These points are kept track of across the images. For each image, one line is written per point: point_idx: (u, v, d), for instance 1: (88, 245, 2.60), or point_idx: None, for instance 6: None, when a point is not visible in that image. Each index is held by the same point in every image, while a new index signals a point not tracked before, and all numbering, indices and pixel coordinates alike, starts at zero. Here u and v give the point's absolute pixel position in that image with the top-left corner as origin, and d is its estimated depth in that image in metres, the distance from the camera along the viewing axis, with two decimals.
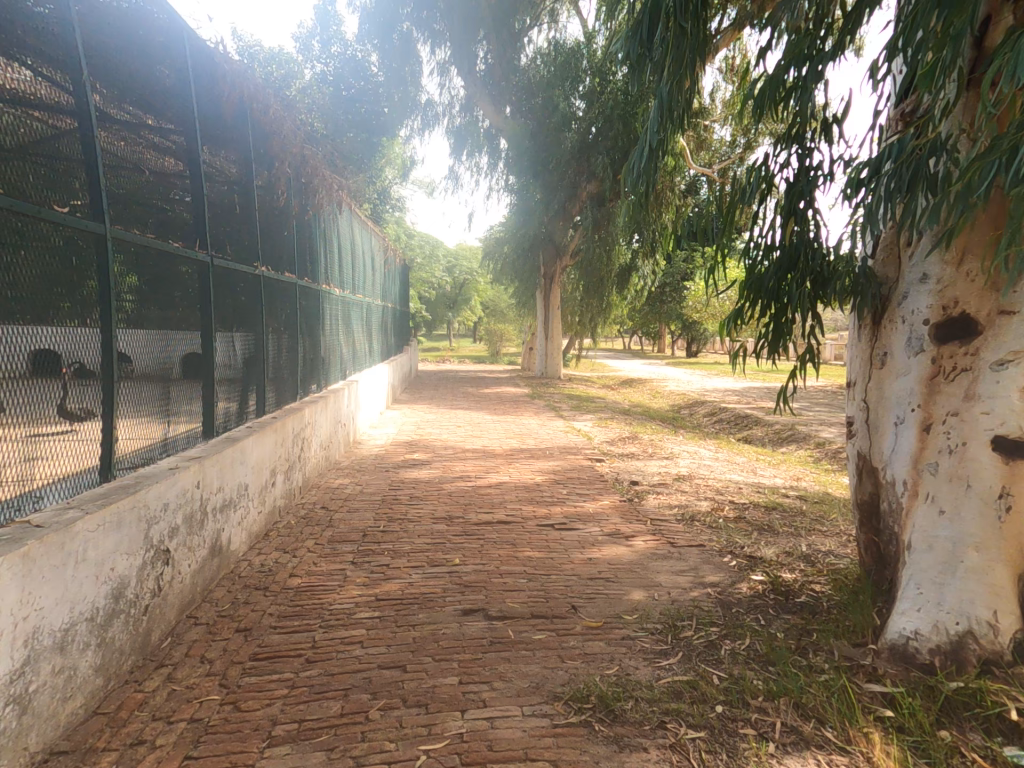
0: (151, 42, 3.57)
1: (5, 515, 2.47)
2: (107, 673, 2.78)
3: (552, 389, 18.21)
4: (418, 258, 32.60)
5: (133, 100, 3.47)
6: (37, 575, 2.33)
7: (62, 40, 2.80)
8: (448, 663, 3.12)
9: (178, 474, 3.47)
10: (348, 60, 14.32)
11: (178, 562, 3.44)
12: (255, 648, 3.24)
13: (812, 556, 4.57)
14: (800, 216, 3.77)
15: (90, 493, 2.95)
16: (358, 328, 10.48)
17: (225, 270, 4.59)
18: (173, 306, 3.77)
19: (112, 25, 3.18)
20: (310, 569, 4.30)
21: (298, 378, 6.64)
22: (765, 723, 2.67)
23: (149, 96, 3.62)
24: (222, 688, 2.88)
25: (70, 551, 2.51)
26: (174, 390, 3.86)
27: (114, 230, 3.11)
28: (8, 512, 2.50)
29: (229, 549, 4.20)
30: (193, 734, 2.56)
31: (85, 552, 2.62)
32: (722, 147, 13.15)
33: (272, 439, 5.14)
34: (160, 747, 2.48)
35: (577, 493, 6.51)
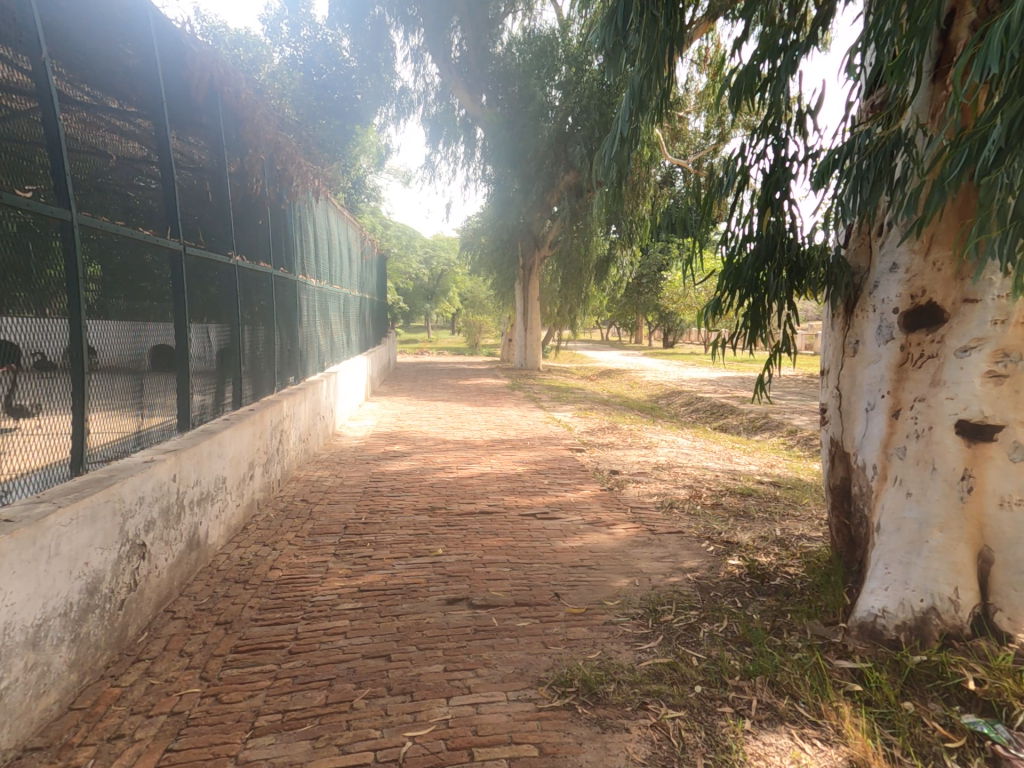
0: (115, 22, 3.46)
1: None
2: (82, 669, 2.73)
3: (533, 380, 18.28)
4: (396, 249, 32.32)
5: (97, 81, 3.34)
6: (8, 570, 2.27)
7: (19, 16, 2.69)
8: (433, 652, 3.14)
9: (153, 467, 3.40)
10: (319, 44, 12.26)
11: (154, 556, 3.37)
12: (237, 640, 3.21)
13: (786, 540, 4.69)
14: (776, 207, 3.81)
15: (61, 487, 2.88)
16: (336, 319, 10.35)
17: (198, 259, 4.49)
18: (141, 296, 3.67)
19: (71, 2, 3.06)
20: (291, 561, 4.27)
21: (275, 370, 6.53)
22: (741, 701, 2.75)
23: (114, 78, 3.50)
24: (203, 681, 2.85)
25: (42, 546, 2.46)
26: (148, 382, 3.78)
27: (76, 216, 3.00)
28: None
29: (207, 542, 4.14)
30: (173, 727, 2.53)
31: (58, 546, 2.56)
32: (697, 138, 13.26)
33: (249, 431, 5.06)
34: (139, 740, 2.45)
35: (558, 482, 6.57)
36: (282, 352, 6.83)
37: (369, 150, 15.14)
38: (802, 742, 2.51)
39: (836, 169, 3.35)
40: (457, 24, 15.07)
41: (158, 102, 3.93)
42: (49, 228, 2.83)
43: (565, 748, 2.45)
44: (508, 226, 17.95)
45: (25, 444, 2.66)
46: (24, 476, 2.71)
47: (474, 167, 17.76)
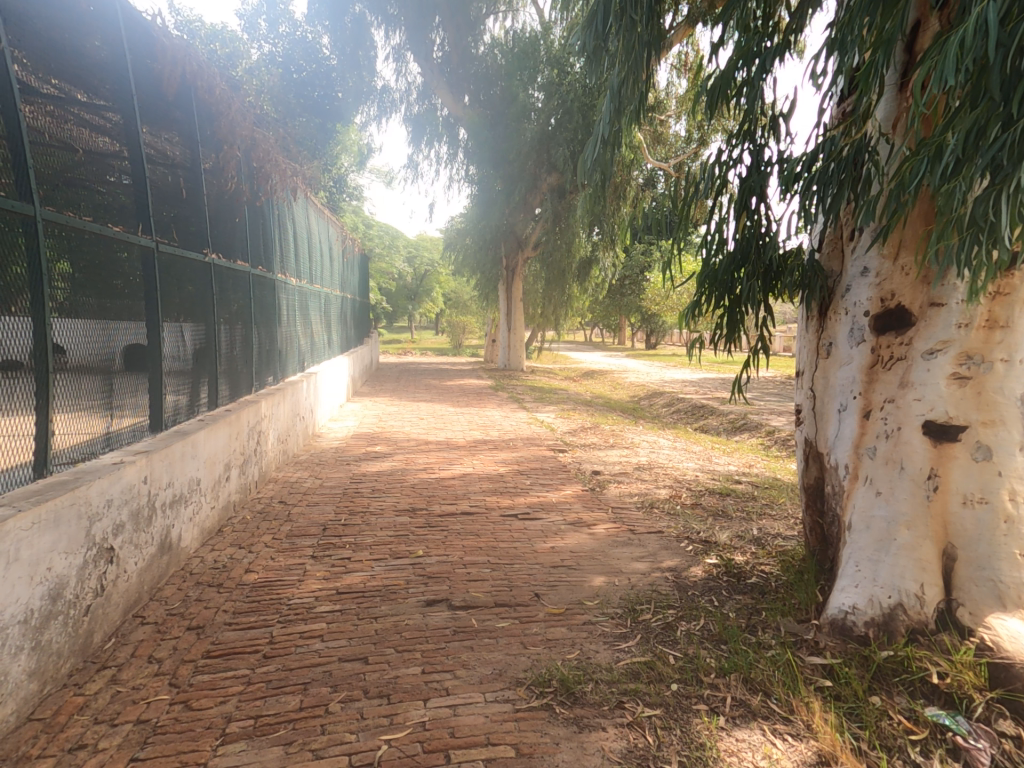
0: (79, 12, 3.36)
1: None
2: (43, 678, 2.65)
3: (516, 381, 18.29)
4: (379, 248, 32.19)
5: (63, 73, 3.26)
6: None
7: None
8: (411, 654, 3.12)
9: (124, 468, 3.33)
10: (299, 41, 12.00)
11: (123, 560, 3.30)
12: (209, 645, 3.16)
13: (762, 539, 4.76)
14: (752, 211, 3.87)
15: (24, 490, 2.81)
16: (316, 318, 10.23)
17: (172, 257, 4.39)
18: (111, 294, 3.58)
19: None
20: (268, 564, 4.21)
21: (253, 369, 6.42)
22: (716, 698, 2.79)
23: (81, 71, 3.41)
24: (172, 687, 2.80)
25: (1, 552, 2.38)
26: (118, 382, 3.69)
27: (41, 211, 2.92)
28: None
29: (180, 545, 4.06)
30: (140, 735, 2.48)
31: (18, 551, 2.48)
32: (677, 143, 13.41)
33: (225, 432, 4.97)
34: (103, 750, 2.39)
35: (540, 483, 6.58)
36: (260, 351, 6.72)
37: (350, 148, 14.98)
38: (774, 738, 2.55)
39: (807, 175, 3.42)
40: (439, 24, 15.07)
41: (128, 96, 3.84)
42: (13, 224, 2.75)
43: (542, 748, 2.45)
44: (491, 227, 17.93)
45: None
46: None
47: (457, 167, 17.74)
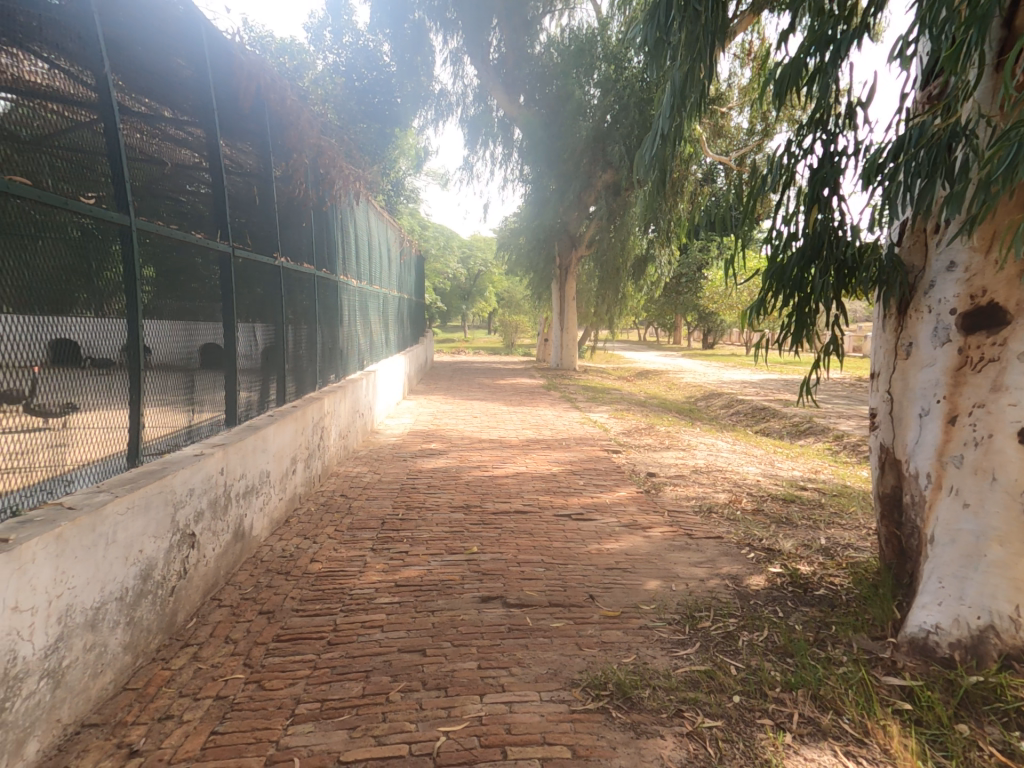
0: (168, 34, 3.60)
1: (37, 498, 2.55)
2: (136, 651, 2.88)
3: (569, 381, 18.17)
4: (434, 249, 32.82)
5: (152, 92, 3.50)
6: (70, 555, 2.42)
7: (83, 34, 2.85)
8: (467, 649, 3.17)
9: (203, 460, 3.56)
10: (361, 50, 12.41)
11: (202, 545, 3.53)
12: (278, 630, 3.32)
13: (831, 549, 4.52)
14: (823, 204, 3.67)
15: (119, 477, 3.05)
16: (375, 317, 10.55)
17: (245, 262, 4.66)
18: (192, 298, 3.83)
19: (124, 17, 3.19)
20: (330, 554, 4.38)
21: (317, 367, 6.70)
22: (782, 714, 2.67)
23: (168, 90, 3.66)
24: (246, 667, 2.97)
25: (100, 533, 2.60)
26: (198, 379, 3.94)
27: (134, 220, 3.16)
28: (39, 496, 2.59)
29: (252, 533, 4.30)
30: (220, 710, 2.64)
31: (115, 534, 2.71)
32: (739, 135, 12.94)
33: (292, 427, 5.22)
34: (188, 721, 2.57)
35: (593, 484, 6.51)
36: (323, 350, 7.01)
37: (409, 153, 15.36)
38: (847, 760, 2.41)
39: (887, 165, 3.22)
40: (496, 25, 15.23)
41: (209, 110, 4.09)
42: (109, 233, 2.99)
43: (599, 752, 2.43)
44: (545, 226, 17.90)
45: (85, 437, 2.86)
46: (83, 466, 2.86)
47: (511, 167, 17.83)
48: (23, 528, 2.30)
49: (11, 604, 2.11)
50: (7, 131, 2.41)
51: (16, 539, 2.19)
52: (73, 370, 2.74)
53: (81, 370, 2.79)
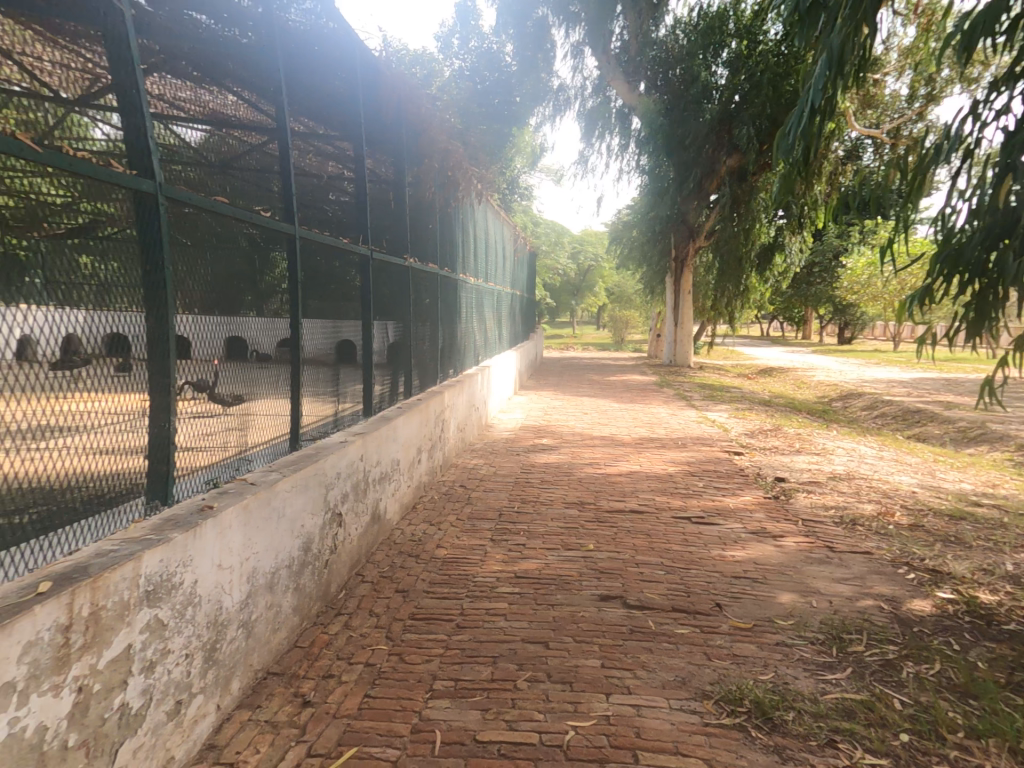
0: (330, 59, 3.96)
1: (229, 474, 2.99)
2: (303, 614, 3.25)
3: (684, 378, 17.38)
4: (546, 246, 33.03)
5: (312, 114, 3.91)
6: (254, 524, 2.78)
7: (262, 67, 3.28)
8: (589, 646, 3.15)
9: (348, 447, 3.91)
10: (485, 53, 12.98)
11: (348, 524, 3.88)
12: (413, 608, 3.56)
13: (1018, 577, 3.86)
14: (1018, 173, 3.12)
15: (283, 459, 3.45)
16: (490, 314, 10.88)
17: (381, 264, 5.04)
18: (337, 299, 4.22)
19: (295, 50, 3.57)
20: (454, 541, 4.60)
21: (438, 363, 7.06)
22: (965, 763, 2.33)
23: (326, 112, 4.06)
24: (389, 640, 3.21)
25: (274, 507, 2.96)
26: (342, 373, 4.35)
27: (297, 231, 3.53)
28: (230, 471, 3.01)
29: (386, 516, 4.65)
30: (370, 676, 2.89)
31: (284, 508, 3.07)
32: (894, 104, 11.53)
33: (418, 419, 5.56)
34: (345, 682, 2.85)
35: (715, 486, 6.16)
36: (444, 346, 7.37)
37: (525, 151, 15.63)
38: None
39: None
40: (621, 13, 15.11)
41: (358, 127, 4.45)
42: (279, 244, 3.39)
43: None
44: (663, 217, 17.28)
45: (259, 423, 3.28)
46: (258, 447, 3.30)
47: (629, 158, 17.43)
48: (222, 498, 2.70)
49: (217, 563, 2.48)
50: (202, 157, 2.83)
51: (217, 506, 2.57)
52: (247, 366, 3.11)
53: (253, 363, 3.20)
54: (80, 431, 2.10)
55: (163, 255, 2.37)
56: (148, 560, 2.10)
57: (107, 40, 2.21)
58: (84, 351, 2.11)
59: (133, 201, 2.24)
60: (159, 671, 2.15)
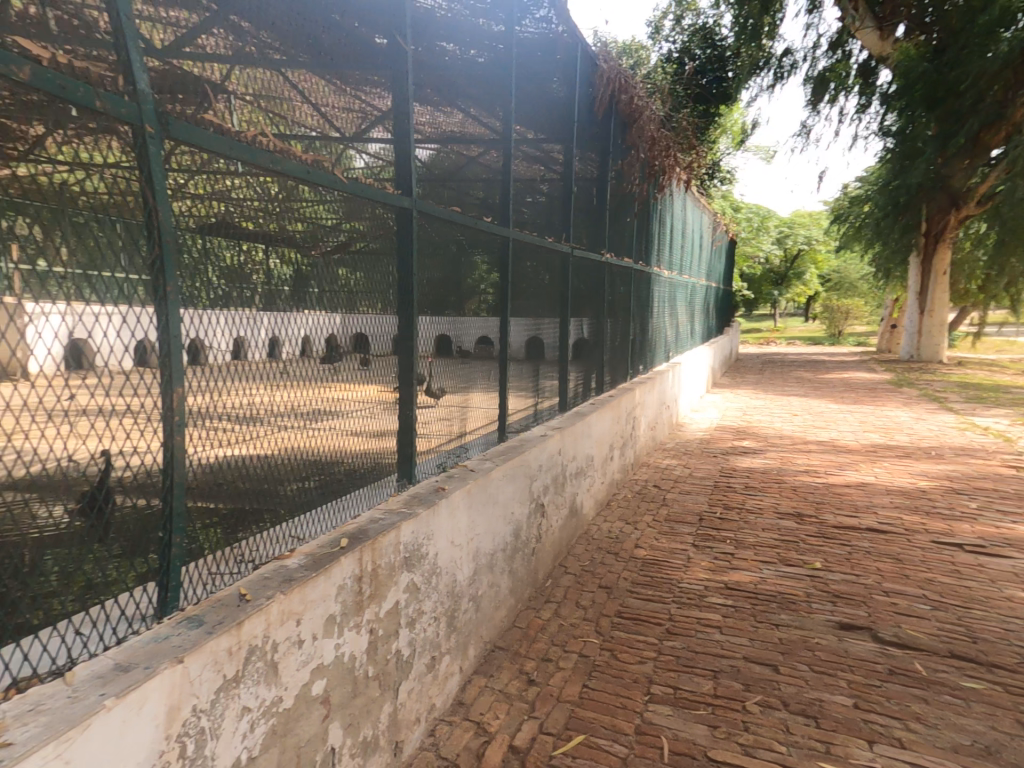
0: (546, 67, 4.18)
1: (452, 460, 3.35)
2: (518, 595, 3.51)
3: (930, 376, 14.37)
4: (749, 230, 30.17)
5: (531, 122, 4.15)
6: (476, 507, 3.07)
7: (490, 85, 3.60)
8: (833, 680, 2.82)
9: (548, 440, 4.08)
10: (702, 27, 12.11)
11: (549, 515, 4.05)
12: (619, 606, 3.56)
13: None
14: None
15: (493, 450, 3.74)
16: (683, 307, 10.34)
17: (579, 262, 5.15)
18: (540, 298, 4.41)
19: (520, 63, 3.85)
20: (653, 542, 4.49)
21: (629, 358, 6.96)
22: None
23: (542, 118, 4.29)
24: (598, 634, 3.28)
25: (490, 493, 3.22)
26: (541, 369, 4.55)
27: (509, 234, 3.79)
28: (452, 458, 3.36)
29: (583, 511, 4.74)
30: (585, 667, 2.99)
31: (498, 494, 3.31)
32: None
33: (610, 416, 5.56)
34: (563, 669, 2.98)
35: (988, 510, 4.95)
36: (636, 342, 7.24)
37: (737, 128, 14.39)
38: None
39: None
40: None
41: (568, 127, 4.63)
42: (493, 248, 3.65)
43: None
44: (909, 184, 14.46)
45: (474, 414, 3.61)
46: (475, 436, 3.64)
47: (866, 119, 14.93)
48: (451, 481, 3.04)
49: (451, 539, 2.80)
50: (432, 172, 3.07)
51: (449, 488, 2.89)
52: (467, 359, 3.48)
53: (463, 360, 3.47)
54: (338, 414, 2.49)
55: (411, 272, 2.78)
56: (406, 530, 2.46)
57: (394, 82, 2.74)
58: (341, 348, 2.48)
59: (395, 217, 2.72)
60: (418, 627, 2.53)
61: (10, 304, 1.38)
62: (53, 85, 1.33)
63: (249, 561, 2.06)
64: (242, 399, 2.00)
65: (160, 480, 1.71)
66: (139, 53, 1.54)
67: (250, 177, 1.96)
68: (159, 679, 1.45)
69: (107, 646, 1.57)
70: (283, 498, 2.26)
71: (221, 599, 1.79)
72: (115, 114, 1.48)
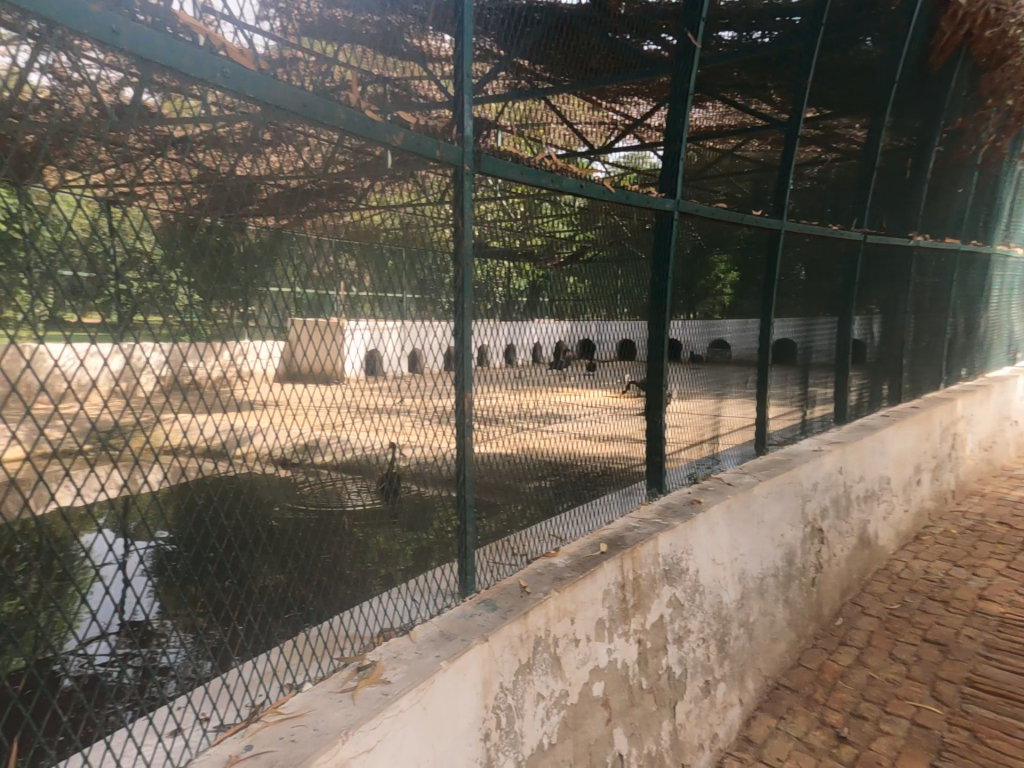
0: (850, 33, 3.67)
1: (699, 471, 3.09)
2: (801, 630, 3.10)
3: None
4: None
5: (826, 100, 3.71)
6: (738, 525, 2.80)
7: None
8: None
9: (824, 456, 3.47)
10: None
11: (831, 542, 3.42)
12: (969, 673, 2.91)
13: None
14: None
15: (754, 463, 3.35)
16: None
17: (875, 246, 4.32)
18: (812, 294, 3.84)
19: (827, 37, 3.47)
20: (1009, 600, 3.51)
21: (945, 362, 5.60)
22: None
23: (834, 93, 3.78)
24: (940, 702, 2.74)
25: (753, 513, 2.89)
26: (813, 375, 3.99)
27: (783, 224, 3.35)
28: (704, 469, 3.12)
29: (879, 544, 3.92)
30: (931, 743, 2.51)
31: (763, 513, 2.94)
32: None
33: (916, 430, 4.50)
34: (891, 735, 2.56)
35: None
36: (955, 341, 5.81)
37: None
38: None
39: None
40: None
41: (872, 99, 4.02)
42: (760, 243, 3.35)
43: None
44: None
45: (729, 426, 3.33)
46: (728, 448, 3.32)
47: None
48: (710, 494, 2.83)
49: (712, 557, 2.62)
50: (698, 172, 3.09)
51: (705, 502, 2.72)
52: (701, 366, 3.13)
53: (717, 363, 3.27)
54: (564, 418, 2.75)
55: (665, 275, 2.78)
56: (663, 542, 2.41)
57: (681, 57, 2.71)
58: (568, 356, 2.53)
59: (655, 221, 2.72)
60: (687, 646, 2.43)
61: (336, 324, 2.02)
62: (414, 145, 1.76)
63: (524, 556, 2.26)
64: (497, 404, 2.31)
65: (454, 461, 2.01)
66: (469, 103, 1.93)
67: (503, 200, 2.22)
68: (475, 651, 1.72)
69: (433, 616, 1.91)
70: (523, 494, 2.43)
71: (505, 588, 2.04)
72: (425, 153, 1.80)
